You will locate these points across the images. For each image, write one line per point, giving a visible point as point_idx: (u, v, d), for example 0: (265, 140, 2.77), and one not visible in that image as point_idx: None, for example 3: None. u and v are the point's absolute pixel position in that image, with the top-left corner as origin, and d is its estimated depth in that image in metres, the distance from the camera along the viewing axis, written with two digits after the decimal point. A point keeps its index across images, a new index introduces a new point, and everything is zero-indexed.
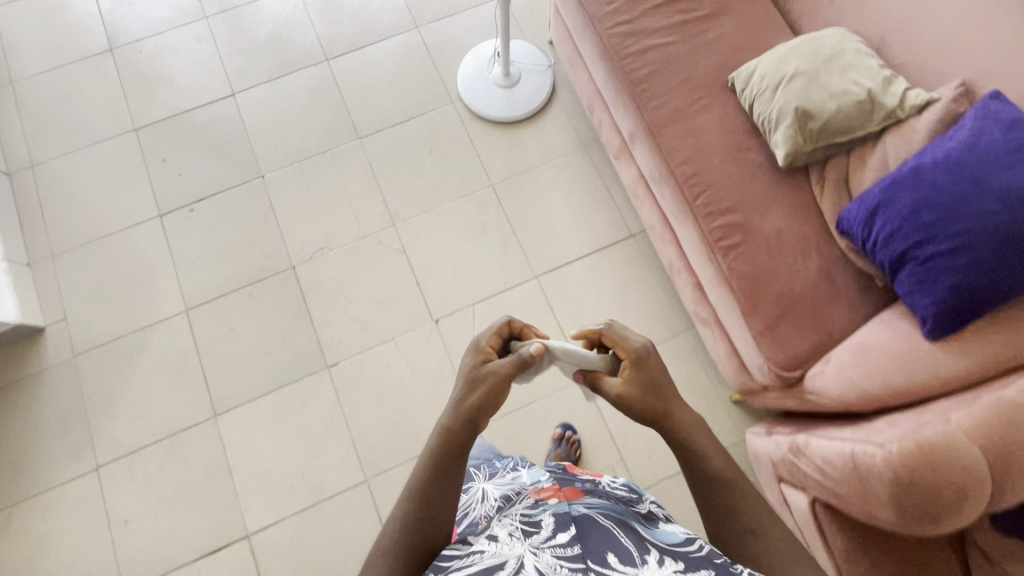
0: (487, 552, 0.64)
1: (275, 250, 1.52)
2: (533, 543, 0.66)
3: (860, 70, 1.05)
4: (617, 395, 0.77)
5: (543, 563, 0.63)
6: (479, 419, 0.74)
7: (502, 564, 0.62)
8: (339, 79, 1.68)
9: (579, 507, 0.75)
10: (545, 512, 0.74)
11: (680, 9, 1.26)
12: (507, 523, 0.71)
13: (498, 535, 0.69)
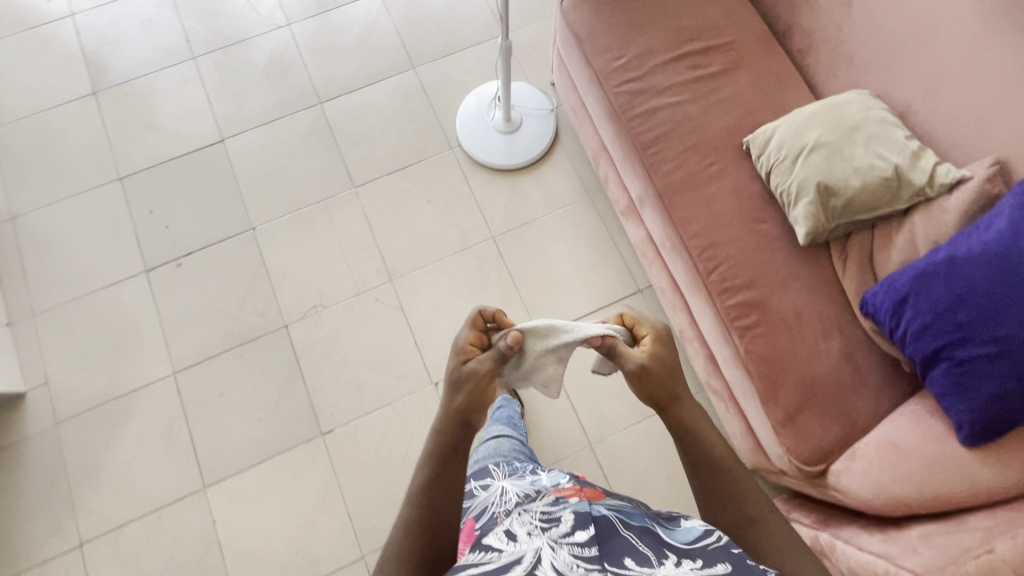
0: (504, 551, 0.65)
1: (267, 307, 1.45)
2: (550, 537, 0.66)
3: (886, 142, 0.98)
4: (639, 367, 0.74)
5: (560, 560, 0.62)
6: (473, 418, 0.74)
7: (518, 560, 0.62)
8: (333, 123, 1.61)
9: (599, 507, 0.74)
10: (565, 508, 0.73)
11: (691, 65, 1.19)
12: (525, 520, 0.71)
13: (515, 534, 0.69)
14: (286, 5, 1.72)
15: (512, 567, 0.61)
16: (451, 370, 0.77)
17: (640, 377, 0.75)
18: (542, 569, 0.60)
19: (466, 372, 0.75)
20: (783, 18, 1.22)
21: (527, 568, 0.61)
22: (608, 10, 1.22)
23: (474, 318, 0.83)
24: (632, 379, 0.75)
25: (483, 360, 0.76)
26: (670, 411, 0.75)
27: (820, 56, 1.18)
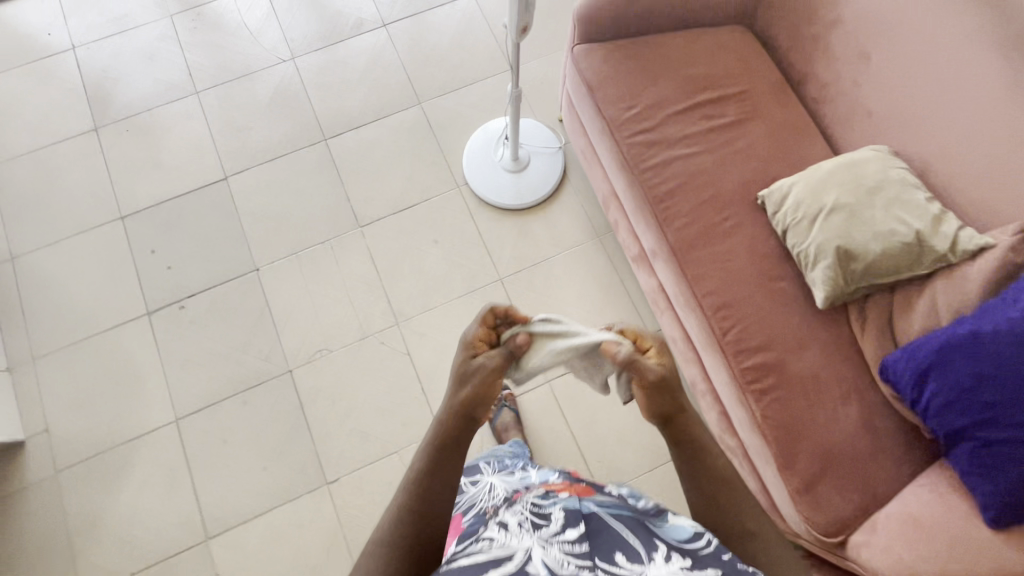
0: (495, 544, 0.62)
1: (272, 351, 1.43)
2: (541, 535, 0.63)
3: (907, 205, 0.96)
4: (662, 376, 0.71)
5: (550, 557, 0.59)
6: (475, 413, 0.72)
7: (509, 556, 0.59)
8: (339, 161, 1.58)
9: (590, 503, 0.71)
10: (556, 504, 0.71)
11: (704, 115, 1.17)
12: (517, 513, 0.69)
13: (505, 528, 0.66)
14: (290, 38, 1.69)
15: (502, 562, 0.58)
16: (458, 362, 0.75)
17: (658, 387, 0.71)
18: (532, 565, 0.58)
19: (473, 365, 0.73)
20: (798, 66, 1.20)
21: (517, 564, 0.58)
22: (619, 58, 1.20)
23: (486, 315, 0.79)
24: (652, 389, 0.71)
25: (490, 356, 0.75)
26: (676, 422, 0.72)
27: (835, 106, 1.15)
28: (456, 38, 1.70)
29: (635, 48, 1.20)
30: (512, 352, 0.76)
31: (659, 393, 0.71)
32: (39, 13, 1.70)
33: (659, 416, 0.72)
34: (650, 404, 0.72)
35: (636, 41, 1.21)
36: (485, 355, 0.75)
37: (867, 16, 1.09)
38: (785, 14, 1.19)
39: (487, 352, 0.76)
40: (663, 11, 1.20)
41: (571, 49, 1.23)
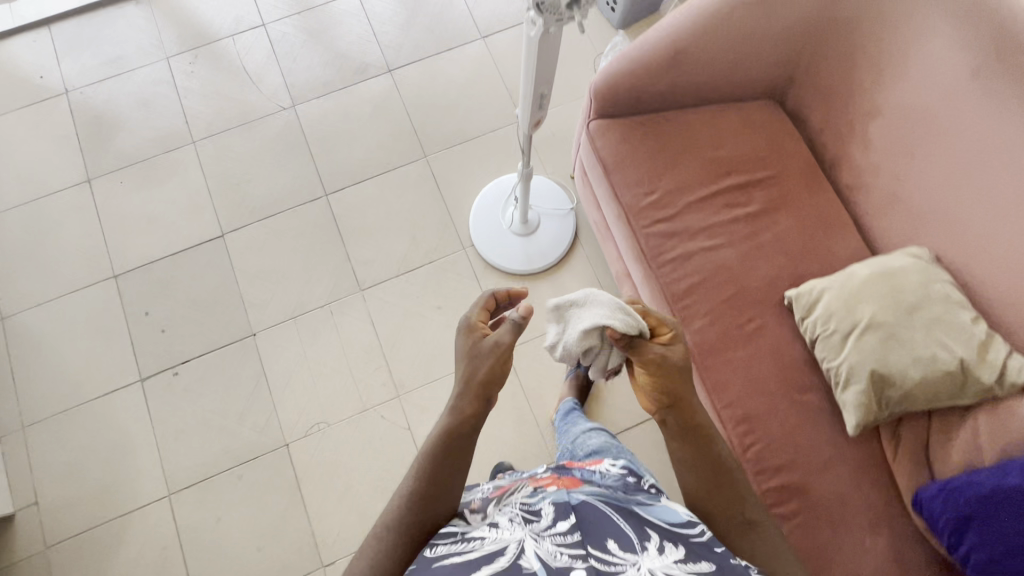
0: (487, 539, 0.60)
1: (268, 424, 1.38)
2: (532, 530, 0.61)
3: (950, 327, 0.88)
4: (663, 357, 0.70)
5: (543, 550, 0.57)
6: (492, 392, 0.71)
7: (502, 550, 0.57)
8: (340, 218, 1.51)
9: (579, 493, 0.68)
10: (544, 498, 0.68)
11: (728, 202, 1.09)
12: (507, 510, 0.66)
13: (496, 523, 0.64)
14: (291, 83, 1.61)
15: (496, 556, 0.56)
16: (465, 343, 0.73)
17: (659, 368, 0.70)
18: (526, 558, 0.55)
19: (484, 348, 0.71)
20: (832, 148, 1.10)
21: (511, 557, 0.55)
22: (638, 139, 1.11)
23: (488, 300, 0.79)
24: (654, 367, 0.70)
25: (498, 335, 0.71)
26: (679, 409, 0.70)
27: (873, 200, 1.05)
28: (464, 85, 1.61)
29: (655, 128, 1.12)
30: (516, 326, 0.72)
31: (659, 375, 0.70)
32: (30, 55, 1.62)
33: (661, 399, 0.70)
34: (651, 386, 0.70)
35: (657, 119, 1.12)
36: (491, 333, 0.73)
37: (920, 108, 0.96)
38: (820, 93, 1.08)
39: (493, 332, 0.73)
40: (686, 88, 1.10)
41: (586, 126, 1.14)
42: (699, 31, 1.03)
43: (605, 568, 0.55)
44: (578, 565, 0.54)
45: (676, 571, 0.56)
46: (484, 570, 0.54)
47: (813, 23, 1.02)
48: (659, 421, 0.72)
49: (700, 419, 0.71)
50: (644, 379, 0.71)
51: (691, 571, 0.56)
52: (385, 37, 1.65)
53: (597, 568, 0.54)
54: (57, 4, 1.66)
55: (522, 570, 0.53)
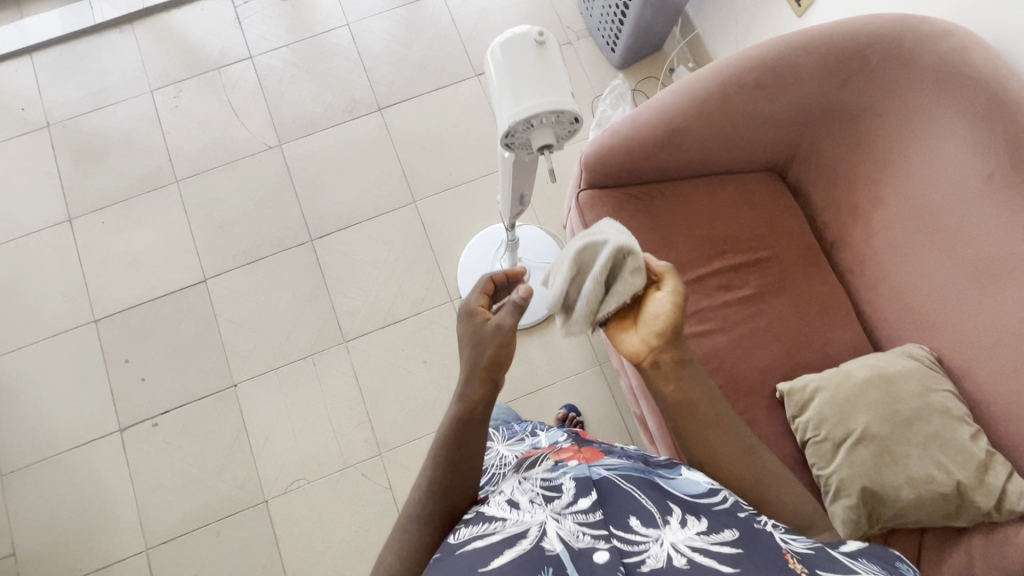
0: (509, 521, 0.58)
1: (248, 479, 1.36)
2: (553, 508, 0.58)
3: (949, 445, 0.84)
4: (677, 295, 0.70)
5: (565, 530, 0.54)
6: (498, 376, 0.69)
7: (524, 534, 0.55)
8: (325, 265, 1.47)
9: (600, 469, 0.65)
10: (564, 473, 0.64)
11: (721, 284, 1.04)
12: (526, 489, 0.62)
13: (515, 504, 0.61)
14: (277, 121, 1.56)
15: (517, 541, 0.54)
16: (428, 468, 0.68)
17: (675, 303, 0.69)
18: (549, 540, 0.53)
19: (486, 334, 0.69)
20: (834, 230, 1.04)
21: (533, 539, 0.54)
22: (629, 214, 1.05)
23: (485, 283, 0.76)
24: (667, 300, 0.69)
25: (500, 320, 0.69)
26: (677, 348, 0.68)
27: (874, 291, 1.00)
28: (456, 125, 1.56)
29: (648, 202, 1.06)
30: (517, 307, 0.70)
31: (676, 309, 0.67)
32: (11, 87, 1.58)
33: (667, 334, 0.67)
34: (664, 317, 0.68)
35: (650, 192, 1.06)
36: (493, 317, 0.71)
37: (930, 208, 0.89)
38: (823, 172, 1.02)
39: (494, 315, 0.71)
40: (683, 164, 1.04)
41: (576, 195, 1.08)
42: (696, 112, 0.96)
43: (629, 547, 0.53)
44: (601, 546, 0.52)
45: (701, 542, 0.54)
46: (506, 555, 0.52)
47: (818, 108, 0.95)
48: (655, 360, 0.68)
49: (689, 360, 0.69)
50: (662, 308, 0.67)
51: (716, 540, 0.54)
52: (375, 73, 1.59)
53: (621, 549, 0.53)
54: (38, 33, 1.61)
55: (545, 553, 0.51)
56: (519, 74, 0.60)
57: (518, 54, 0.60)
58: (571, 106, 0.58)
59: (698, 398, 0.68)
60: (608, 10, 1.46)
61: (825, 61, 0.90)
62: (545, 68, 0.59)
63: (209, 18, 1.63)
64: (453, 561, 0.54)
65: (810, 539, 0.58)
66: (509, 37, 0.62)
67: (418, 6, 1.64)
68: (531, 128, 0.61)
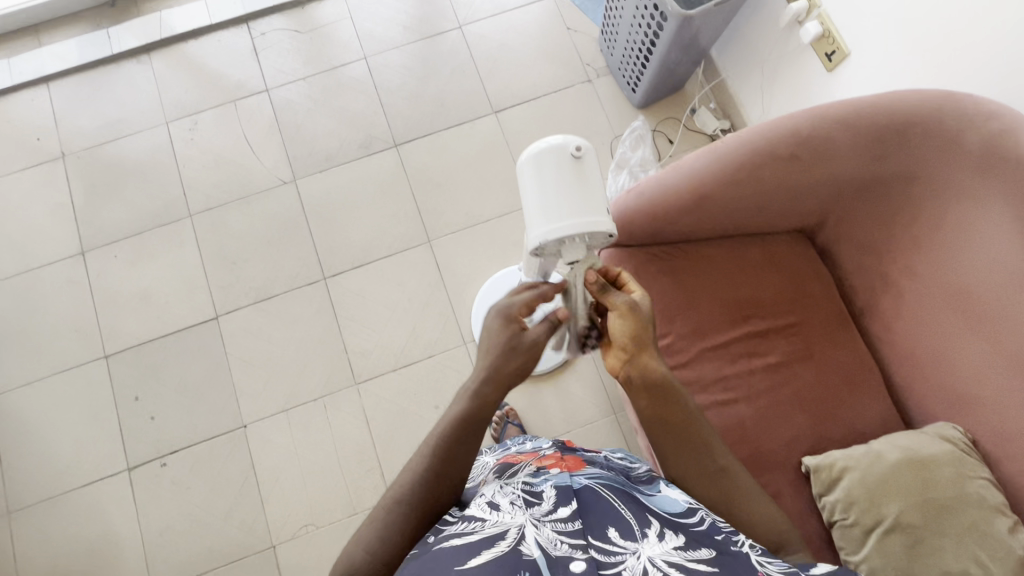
0: (487, 523, 0.58)
1: (255, 523, 1.33)
2: (533, 514, 0.59)
3: (986, 539, 0.80)
4: (630, 303, 0.71)
5: (543, 537, 0.55)
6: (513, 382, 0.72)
7: (502, 534, 0.55)
8: (337, 304, 1.45)
9: (581, 477, 0.67)
10: (546, 481, 0.67)
11: (746, 350, 1.00)
12: (508, 492, 0.65)
13: (496, 505, 0.62)
14: (292, 156, 1.55)
15: (495, 541, 0.54)
16: None
17: (629, 312, 0.71)
18: (526, 544, 0.53)
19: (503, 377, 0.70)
20: (862, 297, 1.01)
21: (510, 543, 0.53)
22: (652, 275, 1.02)
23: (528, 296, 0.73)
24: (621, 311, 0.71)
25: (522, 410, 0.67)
26: (640, 361, 0.70)
27: (903, 363, 0.96)
28: (472, 162, 1.53)
29: (671, 263, 1.02)
30: (552, 325, 0.73)
31: (626, 325, 0.70)
32: (28, 117, 1.58)
33: (628, 348, 0.71)
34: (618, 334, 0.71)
35: (673, 253, 1.03)
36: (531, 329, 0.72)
37: (965, 286, 0.86)
38: (854, 238, 0.99)
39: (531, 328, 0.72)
40: (709, 227, 1.01)
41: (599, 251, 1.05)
42: (724, 178, 0.93)
43: (606, 559, 0.53)
44: (578, 555, 0.52)
45: (677, 557, 0.54)
46: (484, 556, 0.51)
47: (850, 177, 0.92)
48: (623, 376, 0.71)
49: (660, 372, 0.70)
50: (620, 327, 0.71)
51: (691, 558, 0.55)
52: (393, 108, 1.57)
53: (598, 560, 0.53)
54: (57, 62, 1.60)
55: (521, 558, 0.51)
56: (567, 190, 0.68)
57: (559, 172, 0.69)
58: (612, 226, 0.70)
59: (674, 413, 0.71)
60: (631, 51, 1.42)
61: (859, 132, 0.88)
62: (589, 183, 0.69)
63: (226, 50, 1.62)
64: (429, 558, 0.53)
65: (787, 564, 0.58)
66: (552, 146, 0.69)
67: (436, 41, 1.62)
68: (572, 239, 0.70)
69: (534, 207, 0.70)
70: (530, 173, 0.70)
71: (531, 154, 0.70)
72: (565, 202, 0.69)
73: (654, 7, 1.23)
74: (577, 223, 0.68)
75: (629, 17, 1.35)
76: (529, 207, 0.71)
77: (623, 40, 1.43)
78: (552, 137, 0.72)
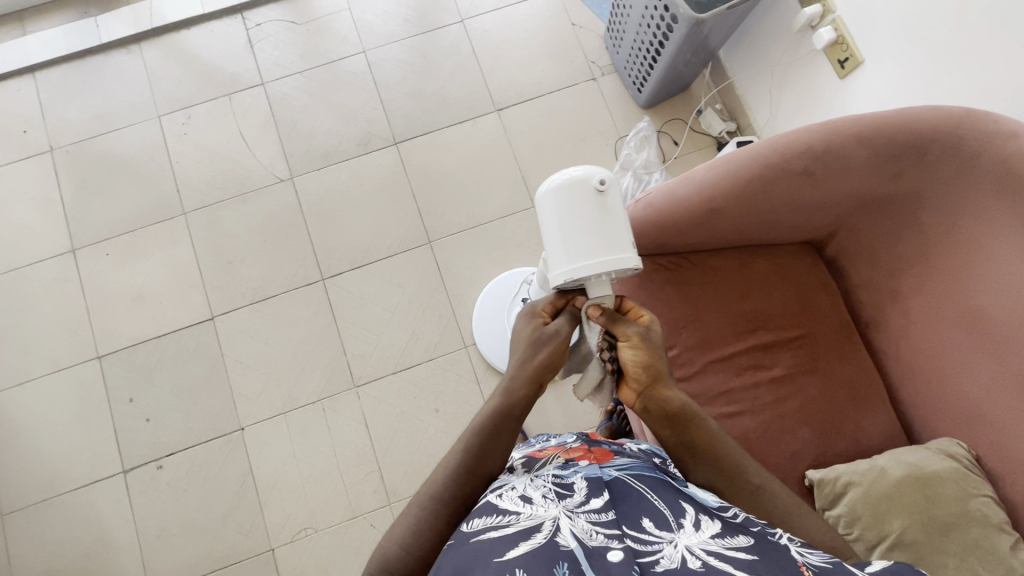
0: (522, 514, 0.56)
1: (253, 526, 1.31)
2: (566, 506, 0.57)
3: (988, 558, 0.79)
4: (641, 334, 0.69)
5: (579, 528, 0.53)
6: (545, 378, 0.72)
7: (538, 527, 0.53)
8: (336, 305, 1.43)
9: (611, 470, 0.66)
10: (576, 472, 0.65)
11: (752, 363, 0.99)
12: (539, 484, 0.62)
13: (529, 497, 0.59)
14: (289, 152, 1.51)
15: (531, 533, 0.52)
16: None
17: (639, 343, 0.69)
18: (562, 535, 0.51)
19: (514, 389, 0.70)
20: (871, 311, 1.01)
21: (546, 535, 0.51)
22: (658, 285, 1.01)
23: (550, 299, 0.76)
24: (631, 342, 0.69)
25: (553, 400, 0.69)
26: (654, 393, 0.69)
27: (909, 378, 0.97)
28: (474, 162, 1.50)
29: (680, 273, 1.01)
30: (573, 316, 0.74)
31: (638, 354, 0.69)
32: (12, 109, 1.52)
33: (643, 382, 0.69)
34: (630, 368, 0.69)
35: (682, 263, 1.02)
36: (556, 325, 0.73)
37: (975, 305, 0.86)
38: (865, 252, 0.99)
39: (554, 320, 0.74)
40: (718, 239, 0.99)
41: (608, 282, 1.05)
42: (736, 191, 0.92)
43: (643, 548, 0.52)
44: (615, 545, 0.51)
45: (716, 546, 0.53)
46: (521, 548, 0.50)
47: (862, 192, 0.92)
48: (641, 408, 0.70)
49: (676, 402, 0.69)
50: (630, 358, 0.69)
51: (730, 546, 0.53)
52: (392, 104, 1.53)
53: (634, 549, 0.51)
54: (42, 51, 1.54)
55: (558, 548, 0.49)
56: (592, 225, 0.69)
57: (581, 208, 0.69)
58: (638, 258, 0.70)
59: (693, 442, 0.70)
60: (638, 51, 1.39)
61: (875, 148, 0.87)
62: (613, 216, 0.70)
63: (220, 41, 1.57)
64: (465, 550, 0.51)
65: (828, 555, 0.55)
66: (574, 179, 0.69)
67: (437, 35, 1.58)
68: (597, 276, 0.70)
69: (559, 242, 0.70)
70: (553, 205, 0.71)
71: (552, 185, 0.71)
72: (591, 238, 0.69)
73: (664, 9, 1.20)
74: (603, 259, 0.68)
75: (638, 15, 1.31)
76: (553, 242, 0.71)
77: (630, 38, 1.39)
78: (575, 169, 0.72)
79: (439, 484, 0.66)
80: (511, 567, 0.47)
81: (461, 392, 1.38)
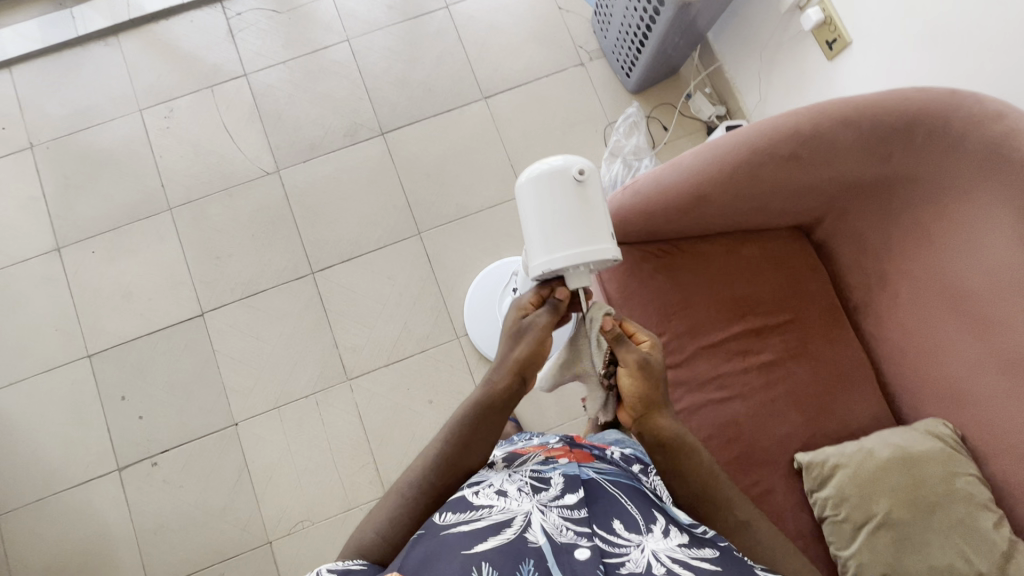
0: (495, 508, 0.56)
1: (250, 521, 1.32)
2: (540, 500, 0.57)
3: (972, 535, 0.81)
4: (643, 362, 0.70)
5: (550, 523, 0.54)
6: (528, 372, 0.72)
7: (509, 521, 0.53)
8: (327, 299, 1.42)
9: (589, 470, 0.67)
10: (554, 469, 0.65)
11: (740, 349, 0.99)
12: (516, 478, 0.62)
13: (504, 491, 0.59)
14: (275, 144, 1.49)
15: (502, 528, 0.52)
16: None
17: (638, 370, 0.70)
18: (532, 531, 0.52)
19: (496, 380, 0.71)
20: (859, 294, 1.01)
21: (517, 530, 0.52)
22: (646, 274, 1.00)
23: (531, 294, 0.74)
24: (632, 368, 0.70)
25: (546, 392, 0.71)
26: (649, 420, 0.71)
27: (897, 360, 0.97)
28: (463, 151, 1.49)
29: (668, 261, 1.01)
30: (554, 308, 0.73)
31: (637, 382, 0.70)
32: None
33: (637, 408, 0.72)
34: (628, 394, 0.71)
35: (671, 251, 1.02)
36: (536, 316, 0.72)
37: (961, 286, 0.87)
38: (853, 235, 0.99)
39: (535, 312, 0.73)
40: (706, 226, 0.99)
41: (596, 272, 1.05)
42: (723, 177, 0.91)
43: (610, 549, 0.53)
44: (583, 543, 0.52)
45: (681, 555, 0.54)
46: (490, 542, 0.50)
47: (850, 176, 0.92)
48: (636, 432, 0.73)
49: (670, 431, 0.70)
50: (627, 385, 0.71)
51: (695, 555, 0.54)
52: (379, 93, 1.51)
53: (602, 549, 0.52)
54: (18, 44, 1.51)
55: (527, 544, 0.50)
56: (571, 215, 0.68)
57: (561, 199, 0.69)
58: (618, 248, 0.70)
59: (683, 454, 0.70)
60: (625, 35, 1.37)
61: (861, 131, 0.87)
62: (592, 207, 0.69)
63: (200, 31, 1.53)
64: (436, 541, 0.51)
65: None
66: (554, 169, 0.69)
67: (422, 21, 1.55)
68: (576, 267, 0.70)
69: (539, 233, 0.69)
70: (532, 196, 0.70)
71: (532, 175, 0.70)
72: (569, 229, 0.68)
73: None
74: (582, 250, 0.68)
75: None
76: (532, 232, 0.70)
77: (617, 22, 1.37)
78: (554, 159, 0.71)
79: (422, 478, 0.66)
80: (477, 561, 0.48)
81: (454, 383, 1.38)
